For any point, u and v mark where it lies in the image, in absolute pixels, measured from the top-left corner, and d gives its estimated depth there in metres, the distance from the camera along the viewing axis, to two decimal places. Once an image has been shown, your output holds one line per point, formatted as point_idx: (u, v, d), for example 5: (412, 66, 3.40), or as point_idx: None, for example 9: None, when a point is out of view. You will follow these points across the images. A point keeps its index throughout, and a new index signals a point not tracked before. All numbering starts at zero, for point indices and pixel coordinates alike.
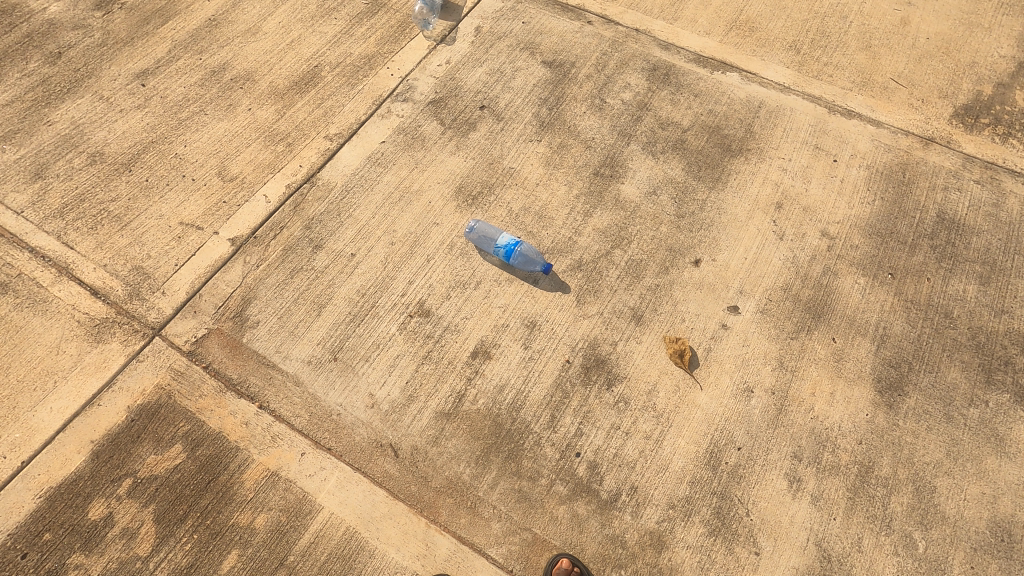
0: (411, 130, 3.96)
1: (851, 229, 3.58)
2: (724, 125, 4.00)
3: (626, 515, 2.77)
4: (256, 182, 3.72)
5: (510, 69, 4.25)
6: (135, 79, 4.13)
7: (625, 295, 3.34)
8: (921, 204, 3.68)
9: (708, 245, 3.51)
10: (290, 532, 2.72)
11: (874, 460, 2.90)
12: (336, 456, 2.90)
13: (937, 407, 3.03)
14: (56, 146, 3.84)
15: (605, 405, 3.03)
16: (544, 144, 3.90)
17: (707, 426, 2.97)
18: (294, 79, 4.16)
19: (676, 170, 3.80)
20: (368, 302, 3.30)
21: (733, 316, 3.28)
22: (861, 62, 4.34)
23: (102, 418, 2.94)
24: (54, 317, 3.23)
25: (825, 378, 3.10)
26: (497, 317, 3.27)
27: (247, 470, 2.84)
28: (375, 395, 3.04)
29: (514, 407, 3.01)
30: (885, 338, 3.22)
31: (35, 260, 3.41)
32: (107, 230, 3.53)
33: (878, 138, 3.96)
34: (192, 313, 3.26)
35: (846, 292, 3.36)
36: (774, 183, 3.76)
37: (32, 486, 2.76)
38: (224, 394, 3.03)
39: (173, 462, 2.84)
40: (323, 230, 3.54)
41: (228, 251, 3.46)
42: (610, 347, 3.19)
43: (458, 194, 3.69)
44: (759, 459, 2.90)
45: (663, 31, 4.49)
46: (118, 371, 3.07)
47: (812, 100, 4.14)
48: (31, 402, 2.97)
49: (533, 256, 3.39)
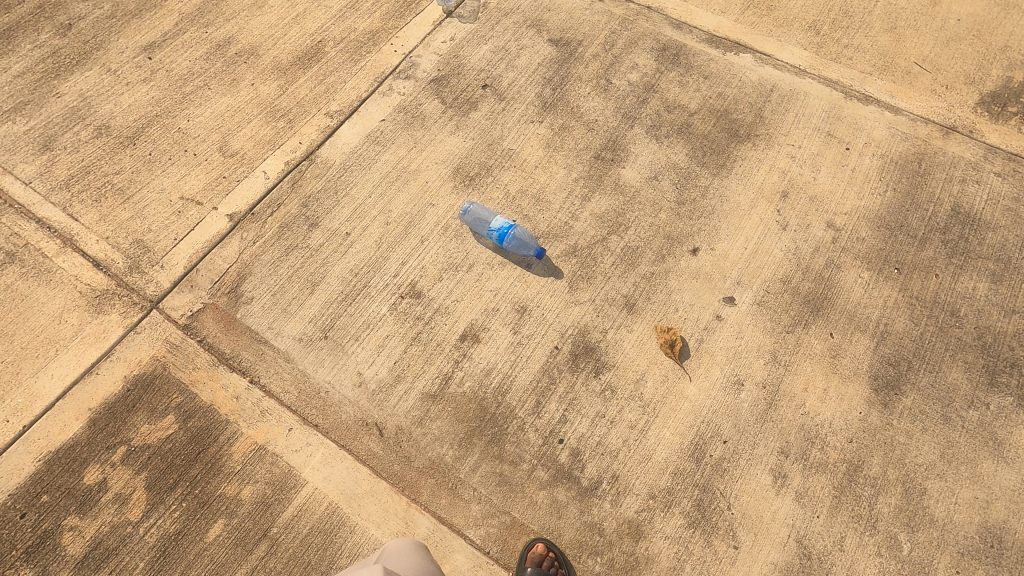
0: (411, 108, 3.92)
1: (859, 220, 3.46)
2: (732, 109, 3.88)
3: (605, 503, 2.77)
4: (256, 158, 3.74)
5: (515, 47, 4.16)
6: (142, 53, 4.16)
7: (618, 283, 3.29)
8: (935, 196, 3.53)
9: (707, 234, 3.43)
10: (275, 505, 2.78)
11: (863, 459, 2.84)
12: (323, 432, 2.94)
13: (935, 408, 2.94)
14: (63, 118, 3.90)
15: (591, 393, 3.01)
16: (546, 125, 3.83)
17: (693, 417, 2.94)
18: (298, 54, 4.14)
19: (679, 156, 3.70)
20: (360, 282, 3.31)
21: (727, 307, 3.21)
22: (884, 45, 4.16)
23: (99, 387, 3.02)
24: (57, 287, 3.31)
25: (819, 374, 3.03)
26: (487, 301, 3.26)
27: (236, 442, 2.91)
28: (363, 374, 3.07)
29: (500, 391, 3.02)
30: (885, 335, 3.12)
31: (41, 230, 3.49)
32: (111, 203, 3.59)
33: (895, 125, 3.80)
34: (189, 287, 3.32)
35: (848, 286, 3.26)
36: (781, 171, 3.64)
37: (32, 449, 2.87)
38: (217, 367, 3.09)
39: (165, 432, 2.92)
40: (319, 208, 3.55)
41: (226, 226, 3.50)
42: (600, 334, 3.16)
43: (456, 175, 3.65)
44: (745, 453, 2.86)
45: (676, 9, 4.35)
46: (116, 341, 3.15)
47: (827, 84, 3.98)
48: (34, 368, 3.07)
49: (526, 240, 3.35)
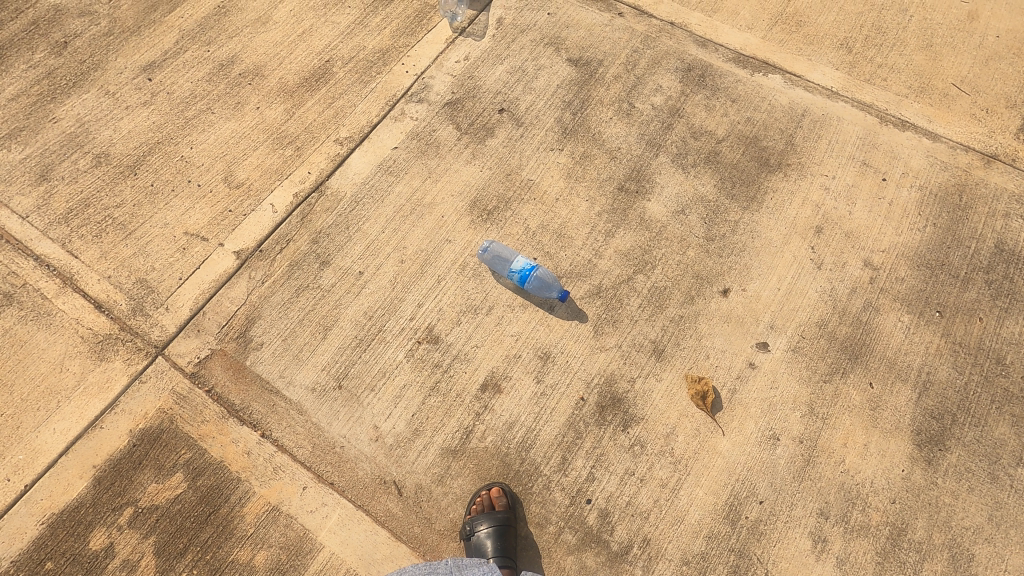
0: (424, 134, 3.73)
1: (898, 259, 3.29)
2: (762, 135, 3.69)
3: (637, 569, 2.66)
4: (263, 190, 3.56)
5: (533, 67, 3.96)
6: (142, 73, 3.97)
7: (645, 327, 3.13)
8: (978, 232, 3.36)
9: (739, 273, 3.27)
10: (291, 572, 2.67)
11: (906, 521, 2.71)
12: (339, 491, 2.81)
13: (981, 466, 2.80)
14: (60, 145, 3.72)
15: (619, 448, 2.87)
16: (566, 153, 3.65)
17: (727, 475, 2.80)
18: (304, 75, 3.94)
19: (707, 187, 3.52)
20: (375, 325, 3.16)
21: (761, 354, 3.06)
22: (919, 64, 3.96)
23: (104, 442, 2.88)
24: (57, 332, 3.16)
25: (858, 429, 2.89)
26: (509, 346, 3.10)
27: (248, 503, 2.77)
28: (380, 427, 2.93)
29: (524, 446, 2.88)
30: (928, 385, 2.97)
31: (40, 269, 3.34)
32: (112, 239, 3.43)
33: (934, 153, 3.61)
34: (195, 331, 3.17)
35: (888, 330, 3.10)
36: (815, 204, 3.46)
37: (34, 511, 2.74)
38: (227, 420, 2.95)
39: (173, 492, 2.79)
40: (330, 245, 3.39)
41: (233, 265, 3.34)
42: (628, 384, 3.01)
43: (473, 208, 3.48)
44: (782, 515, 2.73)
45: (701, 25, 4.14)
46: (120, 392, 3.00)
47: (861, 108, 3.79)
48: (35, 422, 2.93)
49: (549, 281, 3.19)
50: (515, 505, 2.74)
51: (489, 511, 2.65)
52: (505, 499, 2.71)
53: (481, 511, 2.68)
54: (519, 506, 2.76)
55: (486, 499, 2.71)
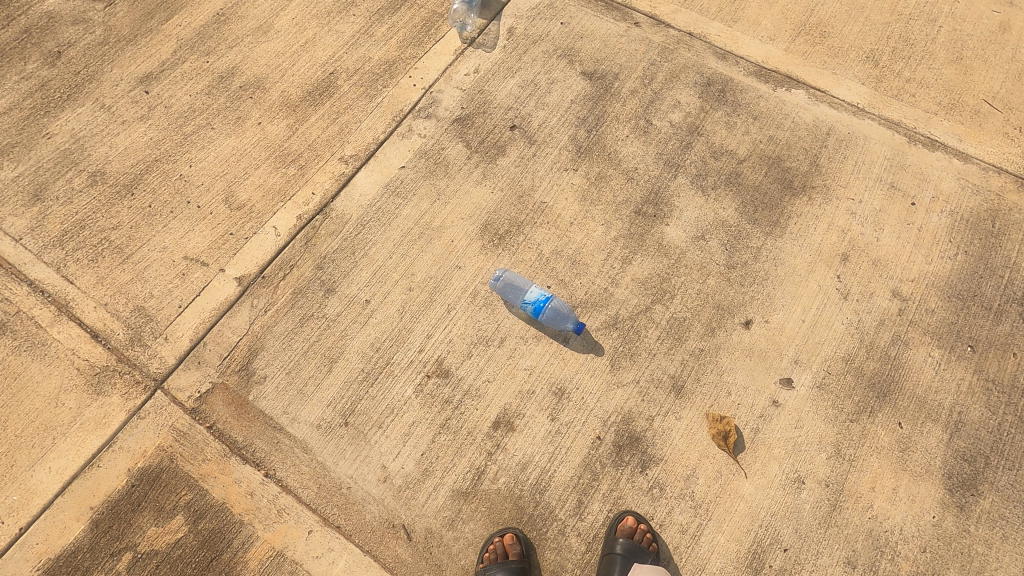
0: (433, 152, 3.58)
1: (928, 289, 3.15)
2: (785, 155, 3.53)
3: None
4: (265, 212, 3.42)
5: (545, 81, 3.80)
6: (139, 86, 3.81)
7: (664, 361, 3.00)
8: (1011, 261, 3.22)
9: (761, 304, 3.13)
10: None
11: (937, 572, 2.61)
12: (345, 535, 2.71)
13: (1015, 512, 2.69)
14: (54, 162, 3.57)
15: (637, 491, 2.76)
16: (580, 174, 3.50)
17: (750, 521, 2.69)
18: (308, 88, 3.79)
19: (728, 211, 3.38)
20: (383, 358, 3.03)
21: (785, 391, 2.93)
22: (949, 78, 3.79)
23: (101, 483, 2.77)
24: (53, 363, 3.04)
25: (887, 472, 2.77)
26: (522, 381, 2.98)
27: (252, 548, 2.68)
28: (388, 467, 2.82)
29: (537, 488, 2.77)
30: (959, 426, 2.85)
31: (34, 295, 3.21)
32: (109, 263, 3.30)
33: (965, 175, 3.46)
34: (195, 364, 3.05)
35: (918, 366, 2.97)
36: (841, 230, 3.31)
37: (30, 556, 2.64)
38: (229, 459, 2.83)
39: (174, 536, 2.69)
40: (335, 271, 3.25)
41: (234, 292, 3.21)
42: (646, 422, 2.89)
43: (484, 232, 3.34)
44: (808, 564, 2.62)
45: (720, 35, 3.97)
46: (118, 429, 2.88)
47: (888, 126, 3.63)
48: (30, 460, 2.82)
49: (564, 312, 3.06)
50: (529, 552, 2.66)
51: (502, 561, 2.57)
52: (519, 546, 2.62)
53: (494, 560, 2.59)
54: (533, 552, 2.67)
55: (499, 547, 2.63)
